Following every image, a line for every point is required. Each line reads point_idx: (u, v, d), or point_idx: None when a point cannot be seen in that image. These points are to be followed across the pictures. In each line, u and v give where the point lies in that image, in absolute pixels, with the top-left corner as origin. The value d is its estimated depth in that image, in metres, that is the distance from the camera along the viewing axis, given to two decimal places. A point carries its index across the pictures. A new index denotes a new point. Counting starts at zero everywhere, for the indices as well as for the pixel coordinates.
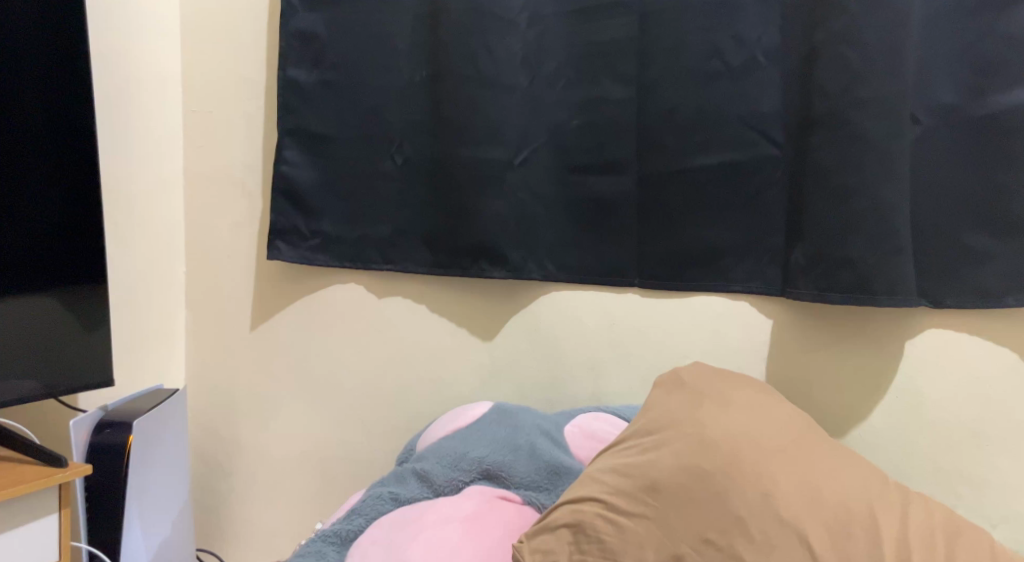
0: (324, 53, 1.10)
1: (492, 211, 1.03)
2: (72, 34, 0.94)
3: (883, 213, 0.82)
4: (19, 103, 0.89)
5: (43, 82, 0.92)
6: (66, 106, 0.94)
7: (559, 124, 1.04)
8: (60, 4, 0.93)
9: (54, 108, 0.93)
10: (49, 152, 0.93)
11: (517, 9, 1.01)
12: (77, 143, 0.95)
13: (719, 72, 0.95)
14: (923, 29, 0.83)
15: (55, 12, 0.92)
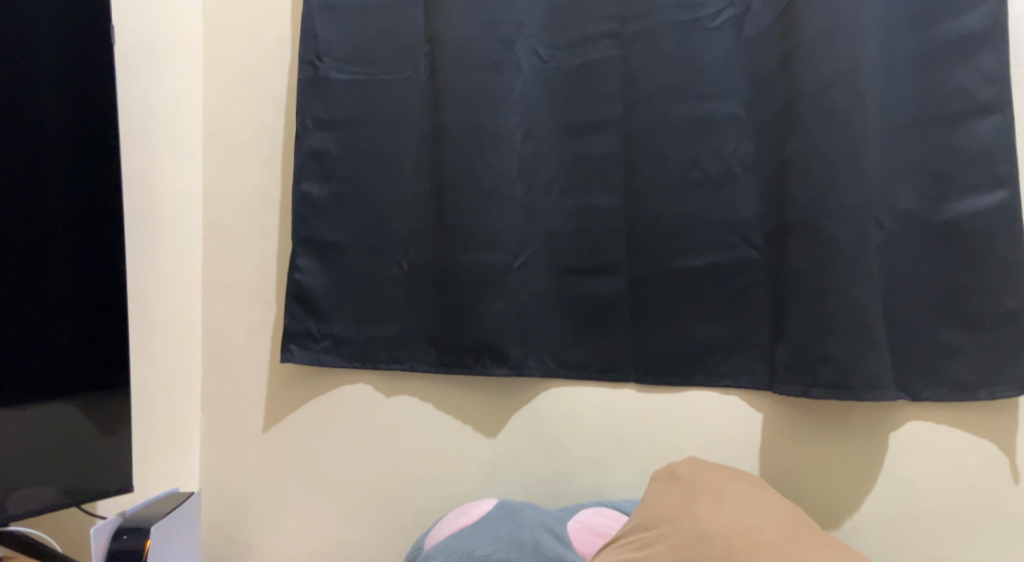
0: (336, 169, 1.19)
1: (493, 312, 1.10)
2: (104, 158, 1.02)
3: (857, 311, 0.88)
4: (52, 224, 0.96)
5: (75, 202, 0.99)
6: (96, 224, 1.01)
7: (554, 230, 1.11)
8: (94, 132, 1.01)
9: (85, 227, 1.00)
10: (78, 267, 0.99)
11: (513, 127, 1.11)
12: (105, 258, 1.02)
13: (699, 182, 1.03)
14: (882, 143, 0.91)
15: (89, 139, 1.00)
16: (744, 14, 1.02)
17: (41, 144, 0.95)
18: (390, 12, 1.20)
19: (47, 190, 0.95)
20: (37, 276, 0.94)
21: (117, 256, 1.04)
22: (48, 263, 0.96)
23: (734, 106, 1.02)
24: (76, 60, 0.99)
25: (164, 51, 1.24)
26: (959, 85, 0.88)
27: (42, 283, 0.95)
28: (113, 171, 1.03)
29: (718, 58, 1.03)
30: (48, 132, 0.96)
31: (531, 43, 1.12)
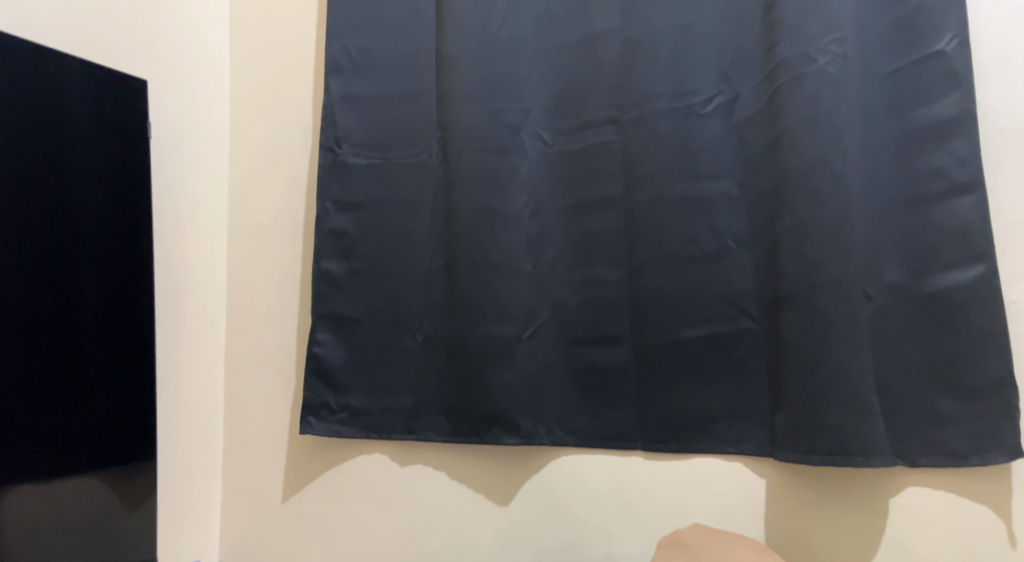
0: (354, 248, 1.27)
1: (504, 383, 1.14)
2: (135, 240, 1.10)
3: (851, 380, 0.92)
4: (88, 303, 1.02)
5: (109, 281, 1.06)
6: (127, 301, 1.08)
7: (560, 302, 1.17)
8: (126, 215, 1.09)
9: (118, 303, 1.07)
10: (111, 343, 1.05)
11: (520, 206, 1.18)
12: (135, 333, 1.09)
13: (697, 256, 1.09)
14: (867, 220, 0.97)
15: (121, 222, 1.08)
16: (732, 101, 1.10)
17: (79, 229, 1.02)
18: (404, 102, 1.29)
19: (83, 272, 1.02)
20: (74, 353, 1.00)
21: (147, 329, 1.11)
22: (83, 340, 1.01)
23: (727, 185, 1.09)
24: (111, 148, 1.07)
25: (195, 141, 1.34)
26: (935, 166, 0.94)
27: (79, 359, 1.01)
28: (148, 253, 1.12)
29: (710, 141, 1.10)
30: (85, 218, 1.03)
31: (536, 128, 1.20)
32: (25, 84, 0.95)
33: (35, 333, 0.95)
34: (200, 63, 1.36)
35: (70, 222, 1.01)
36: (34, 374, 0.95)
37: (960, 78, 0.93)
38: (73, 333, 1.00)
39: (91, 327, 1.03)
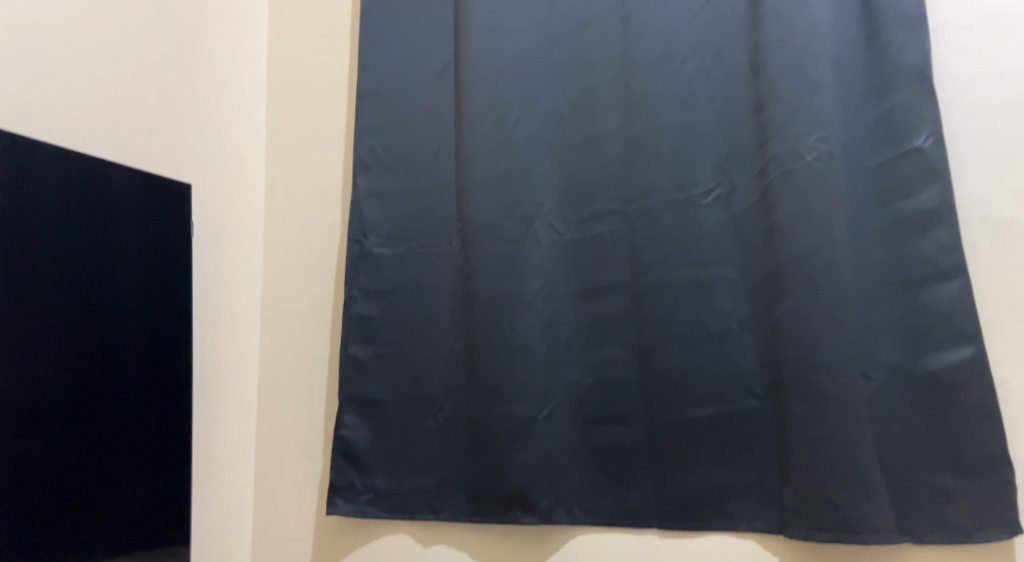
0: (379, 333, 1.34)
1: (523, 463, 1.19)
2: (173, 324, 1.20)
3: (855, 458, 0.97)
4: (132, 383, 1.12)
5: (151, 363, 1.15)
6: (164, 381, 1.18)
7: (575, 382, 1.22)
8: (167, 302, 1.19)
9: (156, 384, 1.16)
10: (150, 421, 1.14)
11: (535, 291, 1.25)
12: (170, 411, 1.18)
13: (703, 338, 1.15)
14: (863, 302, 1.02)
15: (162, 308, 1.18)
16: (730, 192, 1.18)
17: (127, 315, 1.12)
18: (426, 196, 1.39)
19: (129, 354, 1.12)
20: (120, 430, 1.09)
21: (179, 408, 1.20)
22: (130, 417, 1.11)
23: (729, 270, 1.15)
24: (157, 242, 1.18)
25: (233, 236, 1.44)
26: (921, 253, 1.00)
27: (123, 436, 1.09)
28: (182, 336, 1.22)
29: (711, 230, 1.18)
30: (132, 305, 1.13)
31: (548, 218, 1.29)
32: (94, 190, 1.07)
33: (88, 412, 1.04)
34: (235, 162, 1.47)
35: (126, 309, 1.12)
36: (86, 452, 1.03)
37: (938, 172, 1.00)
38: (123, 409, 1.09)
39: (135, 404, 1.12)
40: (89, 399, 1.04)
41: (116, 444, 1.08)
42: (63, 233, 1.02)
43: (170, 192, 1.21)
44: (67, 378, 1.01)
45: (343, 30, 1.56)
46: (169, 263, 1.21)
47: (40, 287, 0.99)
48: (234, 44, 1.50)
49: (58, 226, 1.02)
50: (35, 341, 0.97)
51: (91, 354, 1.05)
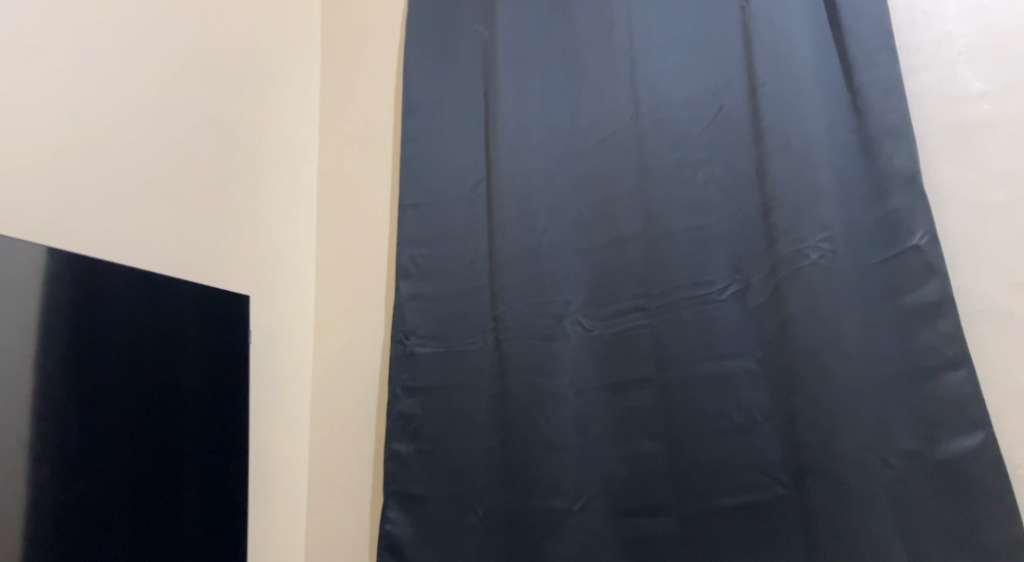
0: (421, 430, 1.44)
1: (560, 554, 1.24)
2: (223, 414, 1.36)
3: (876, 545, 1.02)
4: (188, 468, 1.26)
5: (205, 450, 1.30)
6: (215, 467, 1.32)
7: (609, 474, 1.28)
8: (218, 394, 1.35)
9: (209, 469, 1.30)
10: (202, 503, 1.28)
11: (566, 386, 1.33)
12: (220, 493, 1.32)
13: (728, 429, 1.19)
14: (876, 393, 1.07)
15: (213, 400, 1.34)
16: (745, 289, 1.25)
17: (185, 408, 1.28)
18: (463, 299, 1.51)
19: (186, 442, 1.27)
20: (178, 511, 1.23)
21: (227, 490, 1.34)
22: (187, 499, 1.25)
23: (749, 362, 1.21)
24: (212, 343, 1.36)
25: (285, 345, 1.64)
26: (929, 344, 1.06)
27: (180, 517, 1.23)
28: (230, 425, 1.37)
29: (730, 323, 1.24)
30: (189, 398, 1.29)
31: (576, 316, 1.38)
32: (160, 301, 1.26)
33: (152, 495, 1.18)
34: (281, 276, 1.68)
35: (184, 404, 1.28)
36: (150, 532, 1.16)
37: (935, 266, 1.08)
38: (181, 492, 1.24)
39: (191, 488, 1.26)
40: (151, 485, 1.18)
41: (173, 521, 1.21)
42: (139, 318, 1.21)
43: (223, 299, 1.40)
44: (137, 465, 1.16)
45: (384, 164, 1.79)
46: (224, 347, 1.39)
47: (119, 363, 1.16)
48: (280, 174, 1.76)
49: (135, 311, 1.21)
50: (112, 432, 1.12)
51: (156, 443, 1.20)
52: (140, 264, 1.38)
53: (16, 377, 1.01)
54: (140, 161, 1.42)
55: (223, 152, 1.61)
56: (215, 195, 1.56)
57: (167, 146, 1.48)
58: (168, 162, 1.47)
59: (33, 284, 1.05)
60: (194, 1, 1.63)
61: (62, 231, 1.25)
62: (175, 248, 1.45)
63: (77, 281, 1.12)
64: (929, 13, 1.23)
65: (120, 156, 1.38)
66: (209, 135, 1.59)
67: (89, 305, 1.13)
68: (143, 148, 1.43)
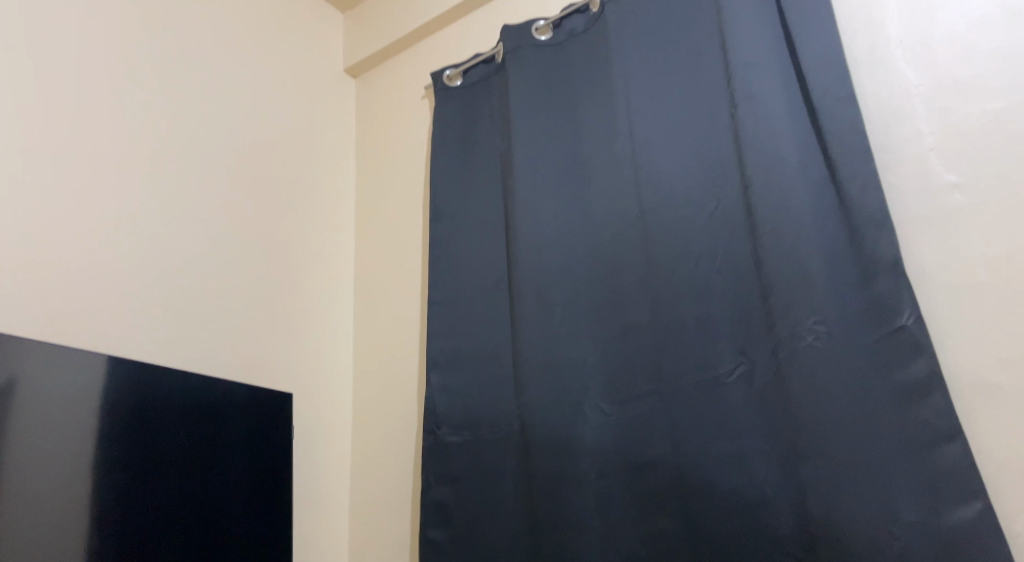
0: (453, 516, 1.53)
1: None
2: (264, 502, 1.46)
3: None
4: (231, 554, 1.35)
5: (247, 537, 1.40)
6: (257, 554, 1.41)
7: (632, 554, 1.33)
8: (259, 483, 1.46)
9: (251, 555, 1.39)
10: None
11: (588, 468, 1.41)
12: None
13: (741, 506, 1.25)
14: (876, 466, 1.14)
15: (255, 489, 1.45)
16: (750, 371, 1.33)
17: (230, 496, 1.39)
18: (489, 388, 1.61)
19: (230, 529, 1.37)
20: None
21: None
22: None
23: (758, 441, 1.28)
24: (254, 436, 1.48)
25: (324, 441, 1.83)
26: (922, 418, 1.13)
27: None
28: (271, 512, 1.47)
29: (738, 404, 1.32)
30: (234, 487, 1.40)
31: (595, 401, 1.48)
32: (207, 398, 1.39)
33: None
34: (323, 377, 1.90)
35: (228, 492, 1.39)
36: None
37: (922, 345, 1.17)
38: None
39: None
40: None
41: None
42: (186, 404, 1.35)
43: (266, 395, 1.53)
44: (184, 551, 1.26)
45: (414, 267, 1.96)
46: (264, 430, 1.50)
47: (168, 448, 1.29)
48: (312, 277, 1.98)
49: (183, 398, 1.34)
50: (160, 520, 1.24)
51: (201, 529, 1.31)
52: (192, 366, 1.62)
53: (76, 468, 1.14)
54: (194, 285, 1.69)
55: (263, 267, 1.86)
56: (248, 298, 1.80)
57: (216, 269, 1.75)
58: (216, 281, 1.74)
59: (95, 384, 1.21)
60: (234, 142, 1.92)
61: (121, 340, 1.51)
62: (226, 355, 1.69)
63: (132, 371, 1.27)
64: (900, 115, 1.38)
65: (171, 275, 1.65)
66: (245, 247, 1.84)
67: (143, 392, 1.27)
68: (191, 267, 1.70)
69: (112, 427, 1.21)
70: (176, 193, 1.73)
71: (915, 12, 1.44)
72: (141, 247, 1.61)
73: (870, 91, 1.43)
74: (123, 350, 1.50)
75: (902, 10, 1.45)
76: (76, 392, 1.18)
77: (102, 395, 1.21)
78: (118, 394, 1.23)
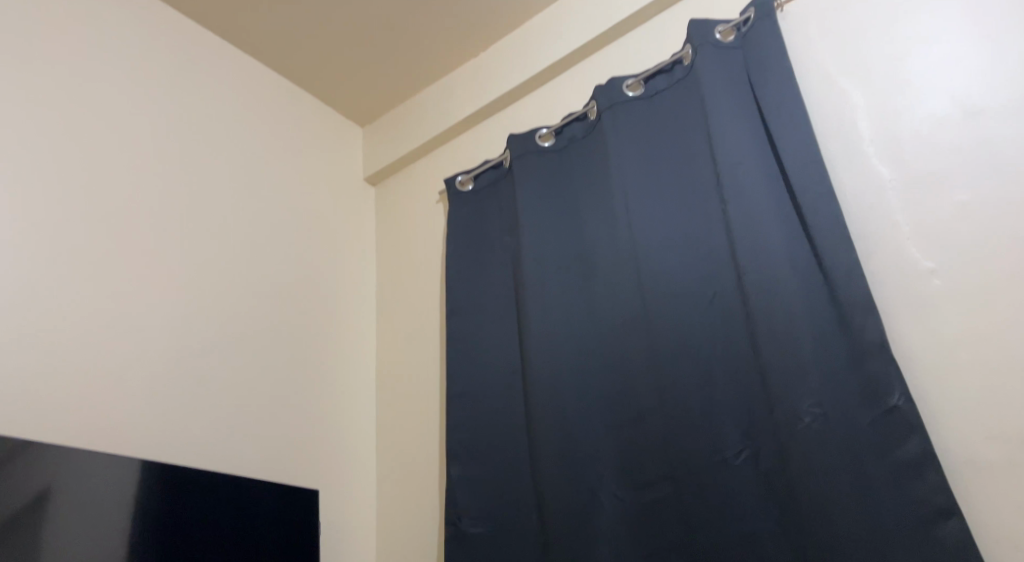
0: None
1: None
2: None
3: None
4: None
5: None
6: None
7: None
8: None
9: None
10: None
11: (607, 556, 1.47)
12: None
13: None
14: (881, 544, 1.20)
15: None
16: (756, 454, 1.40)
17: None
18: (509, 479, 1.70)
19: None
20: None
21: None
22: None
23: (768, 523, 1.34)
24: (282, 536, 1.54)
25: (348, 539, 1.95)
26: (921, 494, 1.20)
27: None
28: None
29: (746, 486, 1.38)
30: None
31: (610, 488, 1.54)
32: (234, 498, 1.46)
33: None
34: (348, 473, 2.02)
35: None
36: None
37: (915, 425, 1.24)
38: None
39: None
40: None
41: None
42: (215, 505, 1.42)
43: (292, 494, 1.59)
44: None
45: (433, 364, 2.08)
46: (289, 524, 1.56)
47: (196, 551, 1.36)
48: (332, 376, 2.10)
49: (211, 498, 1.42)
50: None
51: None
52: (224, 467, 1.74)
53: None
54: (228, 388, 1.82)
55: (291, 369, 2.00)
56: (274, 401, 1.92)
57: (249, 372, 1.89)
58: (248, 385, 1.87)
59: (125, 490, 1.29)
60: (265, 252, 2.09)
61: (160, 446, 1.63)
62: (257, 455, 1.82)
63: (161, 476, 1.35)
64: (877, 206, 1.50)
65: (207, 381, 1.79)
66: (272, 352, 1.97)
67: (173, 495, 1.36)
68: (224, 373, 1.83)
69: (143, 526, 1.29)
70: (210, 304, 1.88)
71: (884, 112, 1.57)
72: (182, 358, 1.76)
73: (849, 185, 1.55)
74: (159, 455, 1.62)
75: (871, 110, 1.59)
76: (107, 493, 1.26)
77: (132, 496, 1.30)
78: (149, 495, 1.32)
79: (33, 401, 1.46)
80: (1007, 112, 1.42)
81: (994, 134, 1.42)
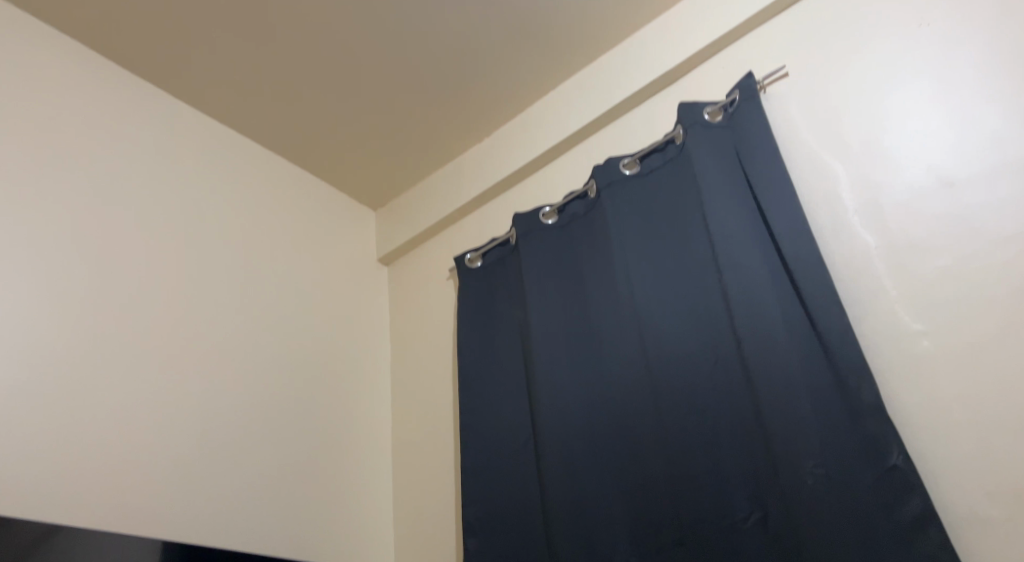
0: None
1: None
2: None
3: None
4: None
5: None
6: None
7: None
8: None
9: None
10: None
11: None
12: None
13: None
14: None
15: None
16: (765, 515, 1.44)
17: None
18: (525, 550, 1.75)
19: None
20: None
21: None
22: None
23: None
24: None
25: None
26: (927, 552, 1.26)
27: None
28: None
29: (756, 548, 1.42)
30: None
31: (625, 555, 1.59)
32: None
33: None
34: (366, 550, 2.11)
35: None
36: None
37: (914, 483, 1.31)
38: None
39: None
40: None
41: None
42: None
43: None
44: None
45: (447, 440, 2.18)
46: None
47: None
48: (346, 465, 2.19)
49: None
50: None
51: None
52: (247, 547, 1.82)
53: None
54: (246, 468, 1.91)
55: (309, 449, 2.10)
56: (290, 480, 2.01)
57: (268, 453, 1.98)
58: (268, 466, 1.97)
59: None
60: (284, 336, 2.20)
61: (184, 527, 1.71)
62: (278, 534, 1.90)
63: (179, 557, 1.39)
64: (865, 273, 1.58)
65: (231, 463, 1.88)
66: (289, 432, 2.07)
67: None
68: (246, 455, 1.93)
69: None
70: (232, 388, 1.98)
71: (865, 184, 1.67)
72: (203, 440, 1.85)
73: (836, 254, 1.63)
74: (184, 536, 1.70)
75: (853, 181, 1.69)
76: None
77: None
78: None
79: (71, 492, 1.56)
80: (979, 182, 1.52)
81: (969, 203, 1.51)
